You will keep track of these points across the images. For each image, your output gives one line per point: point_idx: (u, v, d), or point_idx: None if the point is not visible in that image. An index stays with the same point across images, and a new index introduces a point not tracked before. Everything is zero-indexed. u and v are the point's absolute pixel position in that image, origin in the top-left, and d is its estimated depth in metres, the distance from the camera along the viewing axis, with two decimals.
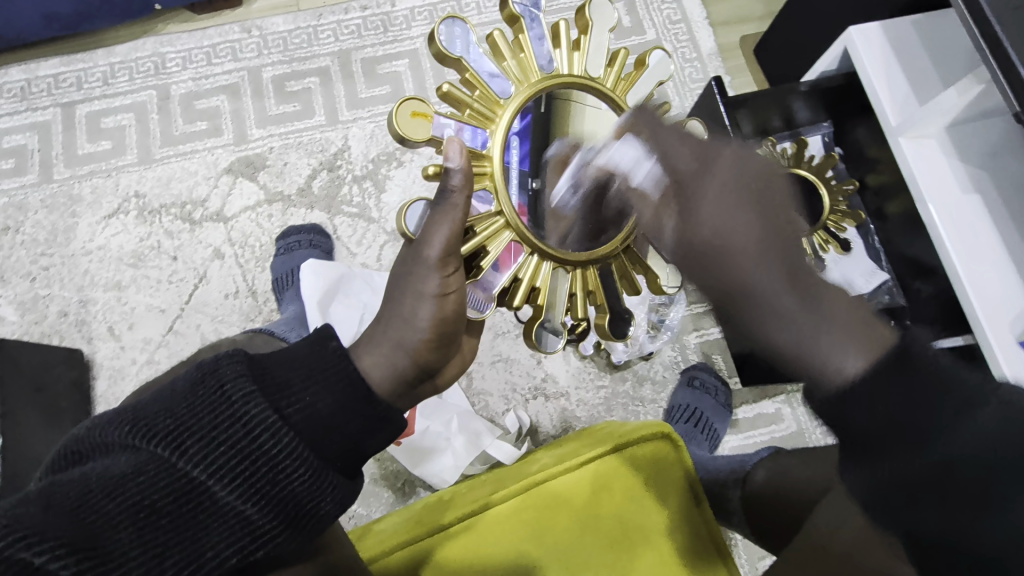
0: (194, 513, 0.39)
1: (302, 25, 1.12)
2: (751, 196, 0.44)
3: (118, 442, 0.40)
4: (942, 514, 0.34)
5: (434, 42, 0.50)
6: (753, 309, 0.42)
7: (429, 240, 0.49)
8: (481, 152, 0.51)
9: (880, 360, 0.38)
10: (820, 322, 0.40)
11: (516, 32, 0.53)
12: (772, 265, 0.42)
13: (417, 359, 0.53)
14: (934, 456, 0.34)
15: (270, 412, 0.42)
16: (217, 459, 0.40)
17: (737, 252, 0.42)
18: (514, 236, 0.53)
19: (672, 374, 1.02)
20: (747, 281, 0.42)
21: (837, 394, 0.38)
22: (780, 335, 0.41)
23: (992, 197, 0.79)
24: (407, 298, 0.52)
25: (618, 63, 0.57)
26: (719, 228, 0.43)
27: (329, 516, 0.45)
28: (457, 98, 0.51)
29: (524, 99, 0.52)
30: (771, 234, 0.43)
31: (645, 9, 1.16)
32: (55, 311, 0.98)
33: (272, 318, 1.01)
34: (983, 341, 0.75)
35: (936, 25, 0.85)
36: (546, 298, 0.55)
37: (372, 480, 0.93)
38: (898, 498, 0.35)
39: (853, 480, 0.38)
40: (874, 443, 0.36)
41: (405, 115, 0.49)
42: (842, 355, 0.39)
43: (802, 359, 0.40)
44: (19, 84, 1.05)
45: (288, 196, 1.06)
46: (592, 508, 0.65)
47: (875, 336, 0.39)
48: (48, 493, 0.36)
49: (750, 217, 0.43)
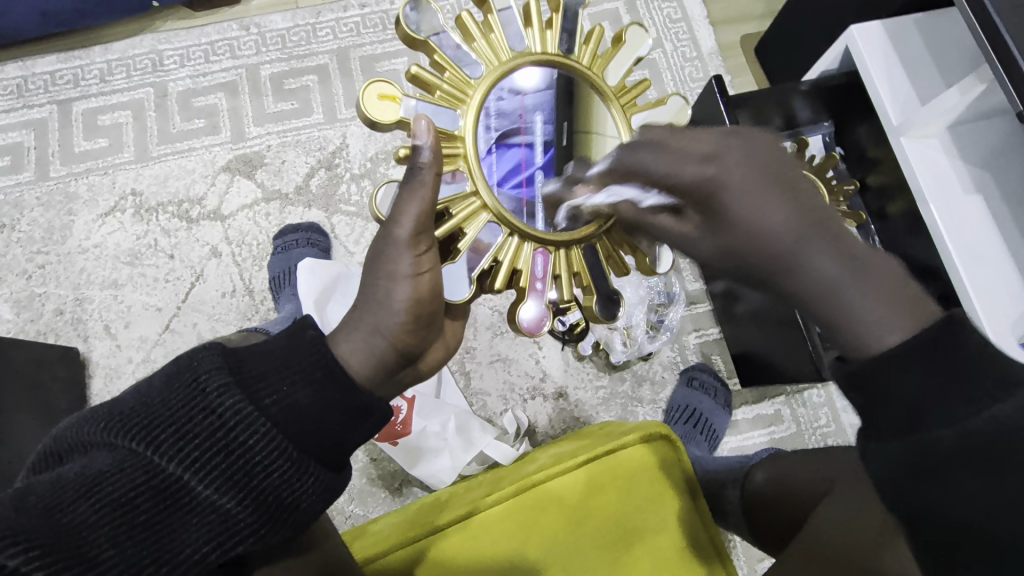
0: (171, 509, 0.39)
1: (301, 22, 1.11)
2: (779, 178, 0.40)
3: (94, 440, 0.40)
4: (971, 494, 0.34)
5: (400, 26, 0.49)
6: (799, 284, 0.39)
7: (399, 219, 0.49)
8: (454, 134, 0.51)
9: (931, 326, 0.36)
10: (867, 290, 0.38)
11: (484, 10, 0.51)
12: (810, 243, 0.39)
13: (397, 342, 0.51)
14: (969, 435, 0.33)
15: (246, 402, 0.41)
16: (192, 452, 0.40)
17: (770, 241, 0.39)
18: (492, 216, 0.52)
19: (672, 374, 1.02)
20: (787, 260, 0.39)
21: (872, 365, 0.36)
22: (822, 309, 0.39)
23: (994, 197, 0.79)
24: (381, 280, 0.50)
25: (594, 41, 0.55)
26: (750, 226, 0.40)
27: (312, 509, 0.44)
28: (426, 79, 0.50)
29: (495, 79, 0.51)
30: (808, 215, 0.40)
31: (644, 7, 1.15)
32: (51, 310, 0.98)
33: (269, 317, 1.00)
34: (981, 336, 0.74)
35: (937, 24, 0.84)
36: (527, 279, 0.54)
37: (369, 480, 0.93)
38: (922, 476, 0.35)
39: (873, 453, 0.37)
40: (904, 421, 0.36)
41: (372, 97, 0.49)
42: (885, 327, 0.37)
43: (850, 331, 0.38)
44: (16, 81, 1.05)
45: (286, 195, 1.05)
46: (588, 510, 0.65)
47: (921, 308, 0.38)
48: (22, 494, 0.36)
49: (782, 204, 0.39)
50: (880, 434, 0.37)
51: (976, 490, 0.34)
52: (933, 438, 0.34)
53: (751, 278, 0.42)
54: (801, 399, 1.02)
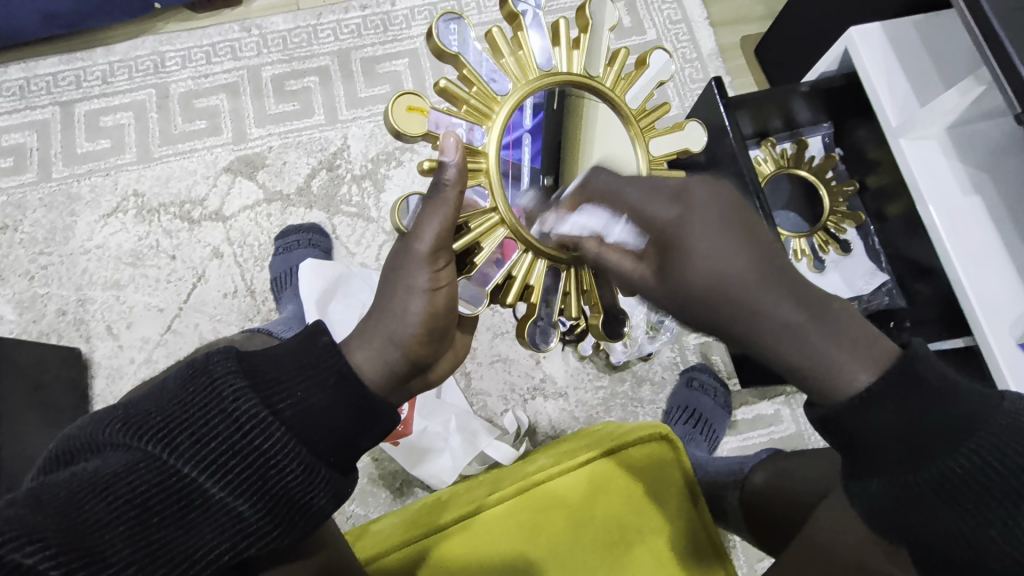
0: (185, 510, 0.39)
1: (302, 24, 1.11)
2: (732, 227, 0.43)
3: (109, 441, 0.40)
4: (954, 521, 0.37)
5: (432, 38, 0.49)
6: (761, 332, 0.41)
7: (421, 234, 0.49)
8: (477, 149, 0.51)
9: (886, 377, 0.39)
10: (828, 337, 0.40)
11: (515, 28, 0.53)
12: (773, 293, 0.41)
13: (409, 353, 0.52)
14: (944, 469, 0.37)
15: (261, 406, 0.42)
16: (206, 455, 0.40)
17: (732, 292, 0.41)
18: (509, 232, 0.53)
19: (672, 374, 1.02)
20: (746, 307, 0.41)
21: (848, 410, 0.39)
22: (780, 355, 0.41)
23: (993, 198, 0.79)
24: (398, 293, 0.51)
25: (619, 62, 0.56)
26: (706, 279, 0.42)
27: (322, 512, 0.45)
28: (454, 93, 0.50)
29: (522, 96, 0.52)
30: (765, 261, 0.42)
31: (644, 8, 1.16)
32: (54, 310, 0.98)
33: (270, 318, 1.00)
34: (982, 338, 0.74)
35: (936, 26, 0.85)
36: (539, 296, 0.55)
37: (370, 480, 0.93)
38: (905, 507, 0.38)
39: (859, 491, 0.40)
40: (889, 460, 0.38)
41: (400, 109, 0.48)
42: (852, 368, 0.40)
43: (812, 376, 0.40)
44: (18, 83, 1.05)
45: (288, 196, 1.05)
46: (590, 509, 0.65)
47: (877, 349, 0.40)
48: (38, 492, 0.36)
49: (743, 248, 0.42)
50: (862, 472, 0.40)
51: (956, 520, 0.37)
52: (921, 473, 0.37)
53: (715, 326, 0.43)
54: (800, 399, 1.03)
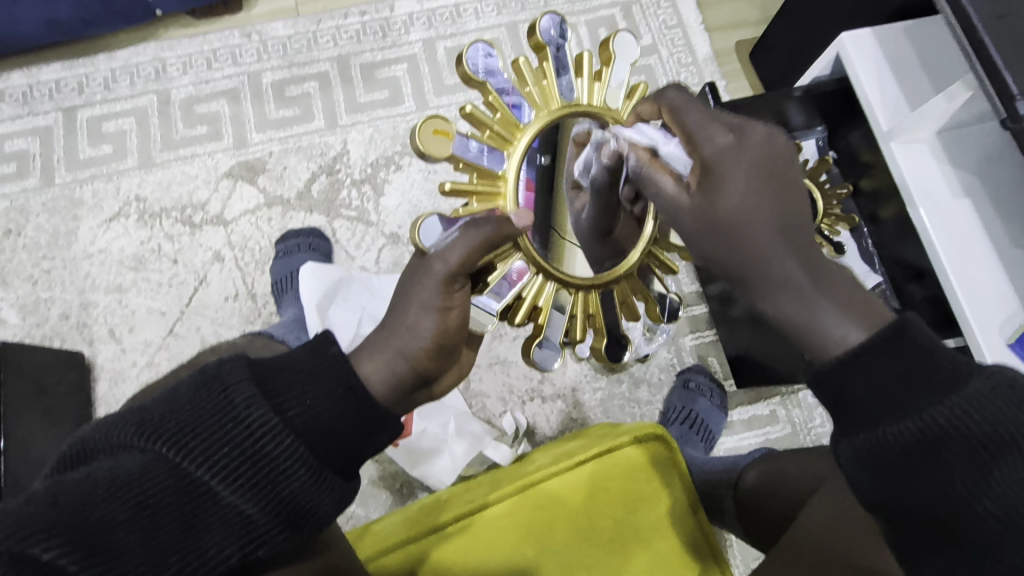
0: (196, 513, 0.40)
1: (302, 30, 1.13)
2: (771, 178, 0.44)
3: (123, 443, 0.41)
4: (933, 486, 0.38)
5: (461, 64, 0.51)
6: (766, 281, 0.43)
7: (446, 255, 0.50)
8: (497, 173, 0.53)
9: (880, 331, 0.40)
10: (824, 295, 0.42)
11: (540, 59, 0.54)
12: (788, 245, 0.43)
13: (416, 366, 0.52)
14: (928, 432, 0.38)
15: (272, 415, 0.43)
16: (219, 459, 0.41)
17: (754, 232, 0.43)
18: (523, 257, 0.55)
19: (668, 376, 1.03)
20: (759, 255, 0.43)
21: (831, 369, 0.41)
22: (781, 307, 0.43)
23: (982, 200, 0.80)
24: (411, 307, 0.52)
25: (636, 96, 0.58)
26: (733, 212, 0.43)
27: (326, 517, 0.45)
28: (479, 118, 0.52)
29: (544, 125, 0.53)
30: (791, 215, 0.44)
31: (639, 14, 1.17)
32: (56, 314, 0.99)
33: (271, 320, 1.01)
34: (969, 334, 0.76)
35: (924, 33, 0.86)
36: (546, 317, 0.57)
37: (371, 481, 0.94)
38: (903, 472, 0.39)
39: (852, 453, 0.41)
40: (884, 417, 0.40)
41: (428, 132, 0.50)
42: (844, 325, 0.42)
43: (806, 334, 0.43)
44: (21, 89, 1.06)
45: (288, 200, 1.07)
46: (588, 507, 0.66)
47: (873, 311, 0.43)
48: (54, 491, 0.37)
49: (772, 201, 0.43)
50: (854, 428, 0.41)
51: (939, 478, 0.38)
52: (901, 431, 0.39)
53: (723, 267, 0.45)
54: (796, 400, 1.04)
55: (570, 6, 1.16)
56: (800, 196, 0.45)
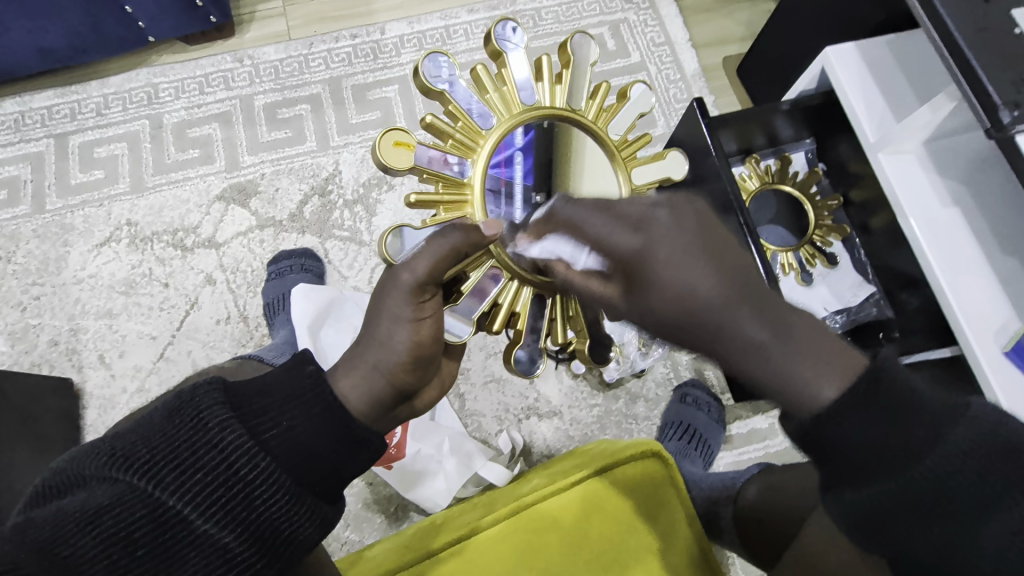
0: (169, 544, 0.39)
1: (294, 53, 1.14)
2: (704, 244, 0.41)
3: (94, 474, 0.40)
4: (929, 530, 0.35)
5: (417, 76, 0.52)
6: (730, 350, 0.40)
7: (413, 266, 0.49)
8: (462, 180, 0.54)
9: (851, 387, 0.38)
10: (795, 354, 0.39)
11: (499, 65, 0.55)
12: (740, 309, 0.39)
13: (394, 381, 0.50)
14: (922, 475, 0.35)
15: (246, 437, 0.42)
16: (192, 486, 0.40)
17: (703, 313, 0.40)
18: (495, 262, 0.55)
19: (665, 391, 1.02)
20: (716, 331, 0.40)
21: (814, 422, 0.38)
22: (759, 373, 0.39)
23: (971, 209, 0.80)
24: (383, 321, 0.50)
25: (600, 96, 0.58)
26: (676, 295, 0.40)
27: (308, 542, 0.44)
28: (440, 128, 0.53)
29: (507, 129, 0.54)
30: (736, 279, 0.40)
31: (627, 32, 1.19)
32: (46, 341, 0.98)
33: (263, 343, 1.00)
34: (966, 346, 0.75)
35: (907, 45, 0.88)
36: (525, 323, 0.58)
37: (364, 506, 0.92)
38: (889, 515, 0.36)
39: (834, 502, 0.39)
40: (859, 466, 0.37)
41: (388, 145, 0.51)
42: (818, 382, 0.38)
43: (784, 392, 0.39)
44: (14, 116, 1.07)
45: (280, 222, 1.06)
46: (583, 529, 0.65)
47: (844, 359, 0.39)
48: (25, 527, 0.37)
49: (706, 271, 0.40)
50: (838, 484, 0.38)
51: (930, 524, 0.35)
52: (890, 485, 0.36)
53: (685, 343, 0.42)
54: None
55: (559, 26, 1.18)
56: (740, 258, 0.42)
